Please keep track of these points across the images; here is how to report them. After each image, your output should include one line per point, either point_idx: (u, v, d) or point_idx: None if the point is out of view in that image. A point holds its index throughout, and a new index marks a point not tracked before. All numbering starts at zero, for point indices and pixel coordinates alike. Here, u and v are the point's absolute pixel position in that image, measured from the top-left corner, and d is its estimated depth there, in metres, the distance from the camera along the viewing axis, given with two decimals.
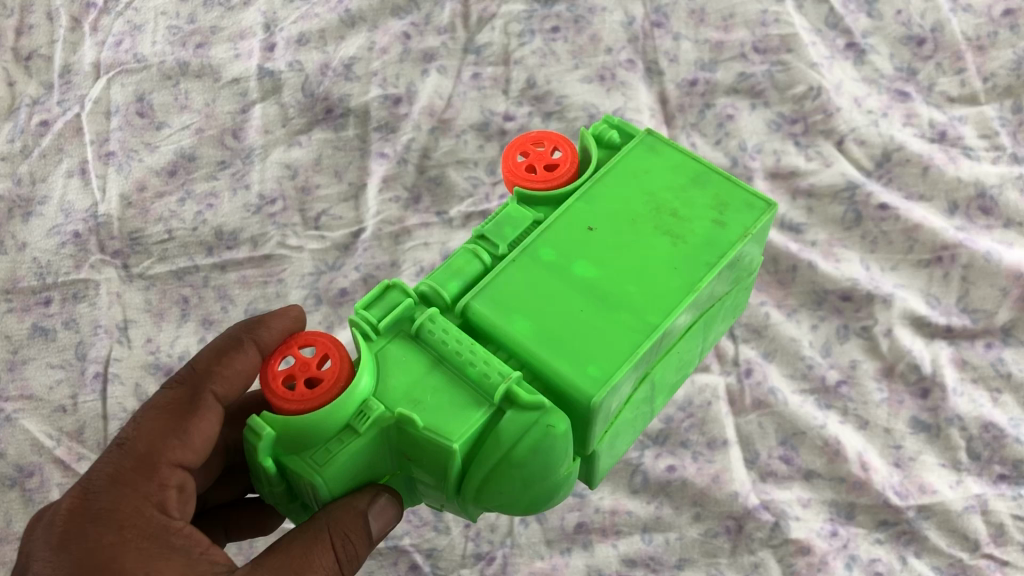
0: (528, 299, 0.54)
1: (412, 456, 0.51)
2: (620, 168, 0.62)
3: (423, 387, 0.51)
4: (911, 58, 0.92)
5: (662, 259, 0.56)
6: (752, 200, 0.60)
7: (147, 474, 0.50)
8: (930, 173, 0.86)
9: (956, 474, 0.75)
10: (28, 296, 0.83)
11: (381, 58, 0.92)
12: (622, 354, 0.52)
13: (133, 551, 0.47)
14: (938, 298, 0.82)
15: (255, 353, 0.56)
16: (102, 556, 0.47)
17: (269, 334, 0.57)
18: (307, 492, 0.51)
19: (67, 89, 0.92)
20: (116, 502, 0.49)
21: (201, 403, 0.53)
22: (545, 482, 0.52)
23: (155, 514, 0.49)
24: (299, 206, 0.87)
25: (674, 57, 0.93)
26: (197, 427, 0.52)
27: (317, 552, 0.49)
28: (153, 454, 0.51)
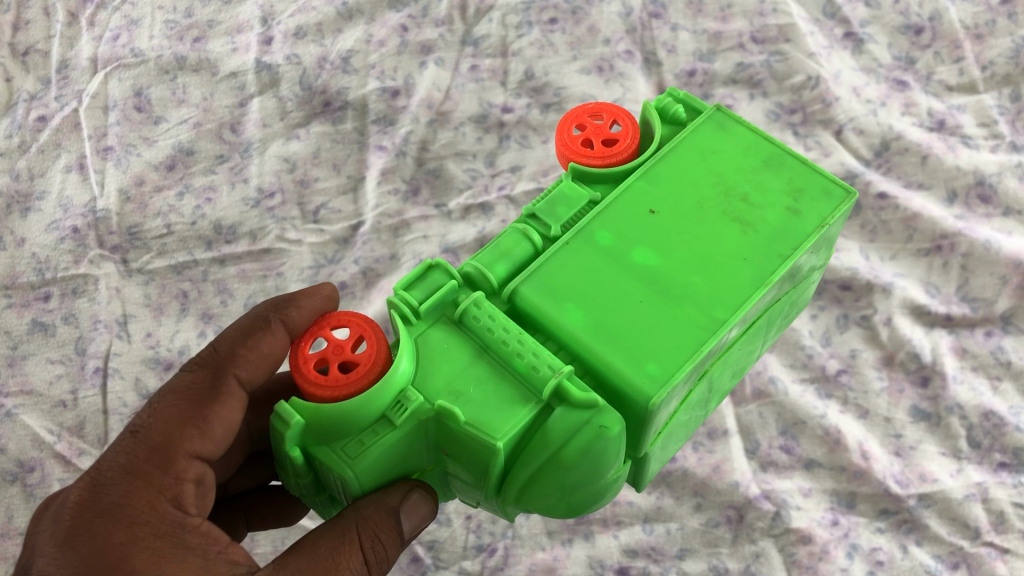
0: (584, 287, 0.54)
1: (451, 450, 0.51)
2: (686, 146, 0.61)
3: (468, 379, 0.50)
4: (909, 47, 0.92)
5: (729, 249, 0.56)
6: (829, 187, 0.59)
7: (163, 465, 0.50)
8: (929, 162, 0.85)
9: (957, 462, 0.75)
10: (27, 291, 0.83)
11: (378, 51, 0.92)
12: (682, 352, 0.51)
13: (145, 551, 0.47)
14: (938, 287, 0.81)
15: (281, 336, 0.56)
16: (113, 555, 0.46)
17: (297, 315, 0.57)
18: (336, 484, 0.51)
19: (65, 84, 0.91)
20: (128, 497, 0.48)
21: (224, 388, 0.53)
22: (592, 486, 0.51)
23: (169, 510, 0.49)
24: (297, 200, 0.87)
25: (672, 47, 0.92)
26: (219, 415, 0.52)
27: (345, 552, 0.49)
28: (170, 444, 0.50)
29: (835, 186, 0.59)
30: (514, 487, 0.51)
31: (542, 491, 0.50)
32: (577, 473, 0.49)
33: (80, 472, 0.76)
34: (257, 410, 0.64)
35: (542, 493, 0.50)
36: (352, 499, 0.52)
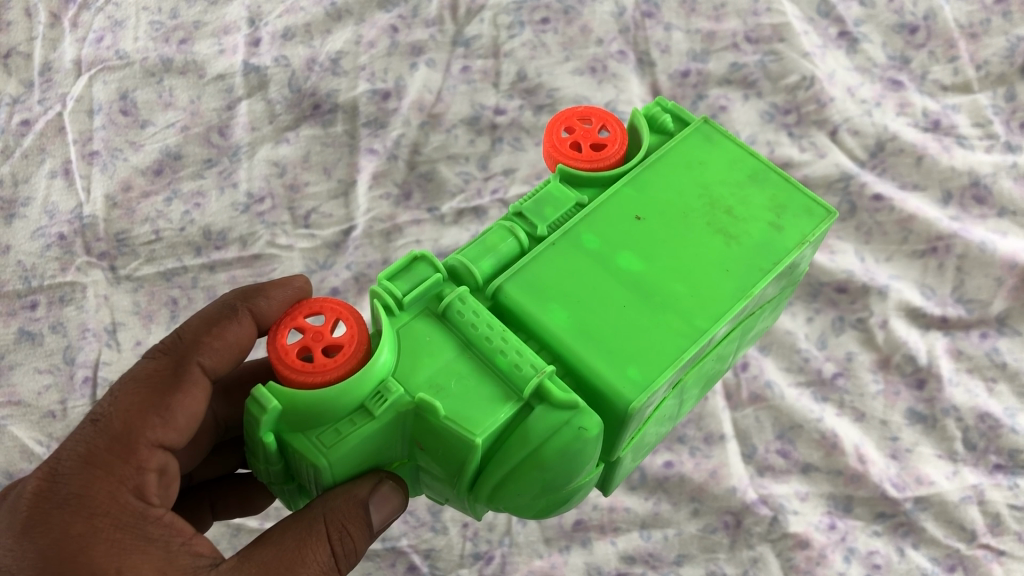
0: (568, 288, 0.53)
1: (428, 444, 0.50)
2: (673, 156, 0.60)
3: (448, 370, 0.49)
4: (904, 47, 0.91)
5: (712, 259, 0.55)
6: (811, 206, 0.59)
7: (124, 455, 0.48)
8: (924, 163, 0.85)
9: (953, 465, 0.75)
10: (13, 300, 0.82)
11: (368, 52, 0.90)
12: (663, 359, 0.51)
13: (104, 544, 0.46)
14: (933, 289, 0.81)
15: (243, 323, 0.55)
16: (71, 548, 0.45)
17: (265, 302, 0.56)
18: (307, 473, 0.49)
19: (48, 87, 0.90)
20: (87, 487, 0.47)
21: (185, 377, 0.51)
22: (563, 486, 0.50)
23: (130, 497, 0.47)
24: (288, 204, 0.86)
25: (665, 47, 0.91)
26: (180, 404, 0.50)
27: (310, 546, 0.48)
28: (131, 433, 0.49)
29: (816, 206, 0.59)
30: (488, 481, 0.50)
31: (517, 490, 0.50)
32: (553, 473, 0.49)
33: None
34: (229, 398, 0.63)
35: (516, 490, 0.50)
36: (322, 489, 0.50)
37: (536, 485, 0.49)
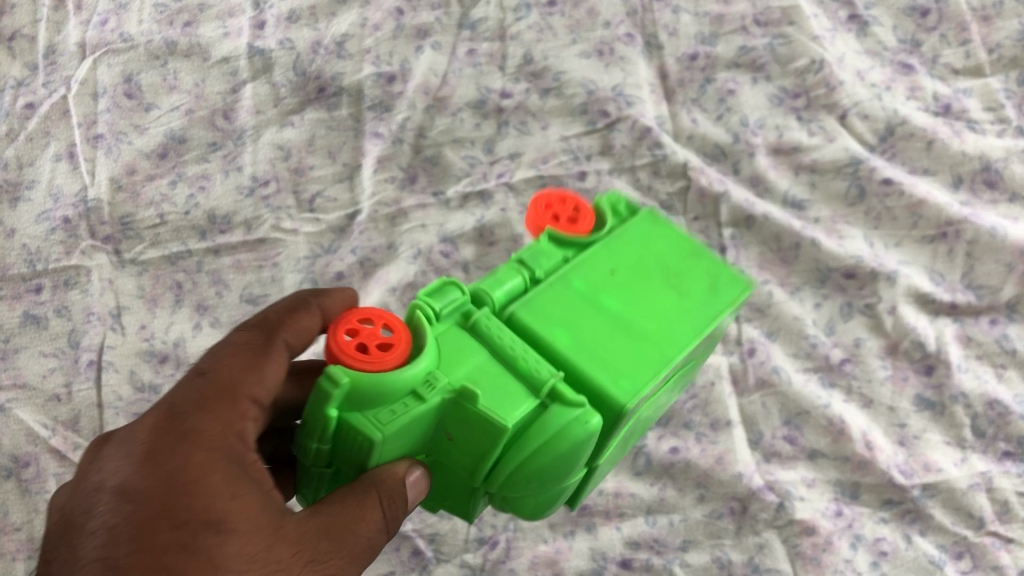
0: (560, 315, 0.54)
1: (461, 433, 0.50)
2: (626, 230, 0.61)
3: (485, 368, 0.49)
4: (915, 30, 0.89)
5: (671, 309, 0.57)
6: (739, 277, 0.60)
7: (229, 402, 0.49)
8: (934, 148, 0.84)
9: (961, 452, 0.75)
10: (18, 283, 0.82)
11: (373, 35, 0.89)
12: (651, 375, 0.52)
13: (218, 475, 0.45)
14: (943, 274, 0.81)
15: (317, 320, 0.56)
16: (188, 474, 0.44)
17: (331, 306, 0.58)
18: (354, 454, 0.49)
19: (53, 70, 0.89)
20: (201, 424, 0.47)
21: (269, 352, 0.52)
22: (561, 481, 0.52)
23: (233, 448, 0.47)
24: (293, 188, 0.86)
25: (673, 30, 0.90)
26: (271, 370, 0.51)
27: (368, 503, 0.48)
28: (236, 385, 0.49)
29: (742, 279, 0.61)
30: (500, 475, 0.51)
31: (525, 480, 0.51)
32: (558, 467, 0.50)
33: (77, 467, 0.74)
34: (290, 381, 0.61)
35: (526, 484, 0.51)
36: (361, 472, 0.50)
37: (541, 480, 0.51)
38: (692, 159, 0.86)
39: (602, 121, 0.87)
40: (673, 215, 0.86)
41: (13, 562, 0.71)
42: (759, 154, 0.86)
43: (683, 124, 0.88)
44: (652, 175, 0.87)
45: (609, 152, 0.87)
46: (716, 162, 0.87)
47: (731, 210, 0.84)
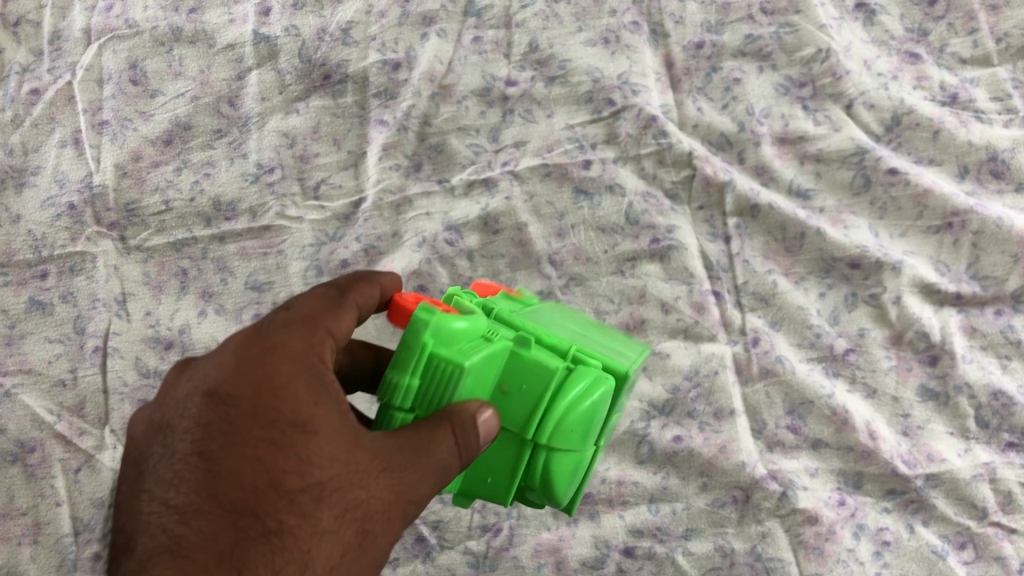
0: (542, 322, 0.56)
1: (517, 383, 0.50)
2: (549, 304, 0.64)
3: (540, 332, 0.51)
4: (922, 19, 0.87)
5: (611, 337, 0.60)
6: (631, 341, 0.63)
7: (313, 328, 0.46)
8: (941, 138, 0.83)
9: (965, 443, 0.75)
10: (24, 269, 0.83)
11: (378, 22, 0.88)
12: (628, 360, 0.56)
13: (303, 388, 0.43)
14: (948, 265, 0.80)
15: (378, 290, 0.53)
16: (265, 388, 0.42)
17: (387, 280, 0.55)
18: (437, 395, 0.47)
19: (58, 56, 0.89)
20: (290, 339, 0.45)
21: (343, 308, 0.49)
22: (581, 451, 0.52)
23: (315, 366, 0.44)
24: (297, 175, 0.86)
25: (679, 18, 0.88)
26: (347, 315, 0.49)
27: (439, 432, 0.45)
28: (315, 320, 0.47)
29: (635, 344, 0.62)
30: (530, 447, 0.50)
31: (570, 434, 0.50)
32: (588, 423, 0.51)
33: (80, 452, 0.77)
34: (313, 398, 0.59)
35: (552, 459, 0.51)
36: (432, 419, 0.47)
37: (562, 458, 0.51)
38: (697, 148, 0.85)
39: (608, 109, 0.86)
40: (678, 205, 0.84)
41: (19, 546, 0.75)
42: (765, 143, 0.85)
43: (689, 112, 0.87)
44: (657, 165, 0.85)
45: (615, 141, 0.86)
46: (721, 150, 0.86)
47: (735, 198, 0.83)
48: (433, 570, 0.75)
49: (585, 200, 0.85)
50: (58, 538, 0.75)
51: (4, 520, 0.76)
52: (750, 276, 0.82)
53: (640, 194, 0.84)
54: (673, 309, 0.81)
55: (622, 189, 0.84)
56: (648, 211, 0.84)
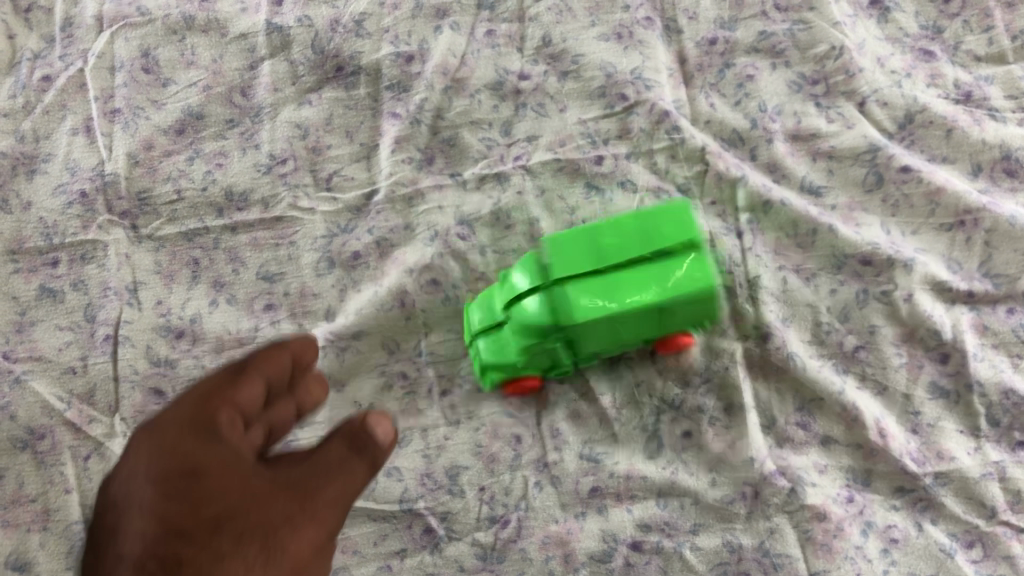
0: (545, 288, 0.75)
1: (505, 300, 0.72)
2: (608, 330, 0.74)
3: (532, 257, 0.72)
4: (937, 16, 0.88)
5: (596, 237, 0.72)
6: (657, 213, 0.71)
7: (205, 408, 0.47)
8: (954, 136, 0.83)
9: (974, 441, 0.75)
10: (35, 256, 0.83)
11: (392, 14, 0.89)
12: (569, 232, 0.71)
13: (198, 474, 0.44)
14: (960, 263, 0.80)
15: (289, 354, 0.54)
16: (160, 484, 0.43)
17: (296, 343, 0.55)
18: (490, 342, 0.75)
19: (70, 44, 0.89)
20: (180, 426, 0.46)
21: (246, 377, 0.50)
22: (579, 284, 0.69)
23: (210, 448, 0.45)
24: (310, 166, 0.86)
25: (693, 14, 0.89)
26: (245, 390, 0.49)
27: (333, 440, 0.49)
28: (208, 398, 0.48)
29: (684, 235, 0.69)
30: (579, 332, 0.70)
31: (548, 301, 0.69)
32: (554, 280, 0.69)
33: (91, 439, 0.77)
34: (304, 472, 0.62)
35: (596, 325, 0.69)
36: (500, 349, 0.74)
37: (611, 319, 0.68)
38: (710, 144, 0.85)
39: (620, 104, 0.86)
40: (690, 200, 0.84)
41: (28, 533, 0.75)
42: (777, 139, 0.85)
43: (701, 108, 0.87)
44: (670, 159, 0.85)
45: (627, 137, 0.86)
46: (733, 146, 0.85)
47: (747, 194, 0.83)
48: (441, 561, 0.75)
49: (596, 195, 0.84)
50: (66, 525, 0.75)
51: (11, 508, 0.76)
52: (760, 269, 0.81)
53: (653, 189, 0.84)
54: None
55: (634, 185, 0.84)
56: (659, 206, 0.83)
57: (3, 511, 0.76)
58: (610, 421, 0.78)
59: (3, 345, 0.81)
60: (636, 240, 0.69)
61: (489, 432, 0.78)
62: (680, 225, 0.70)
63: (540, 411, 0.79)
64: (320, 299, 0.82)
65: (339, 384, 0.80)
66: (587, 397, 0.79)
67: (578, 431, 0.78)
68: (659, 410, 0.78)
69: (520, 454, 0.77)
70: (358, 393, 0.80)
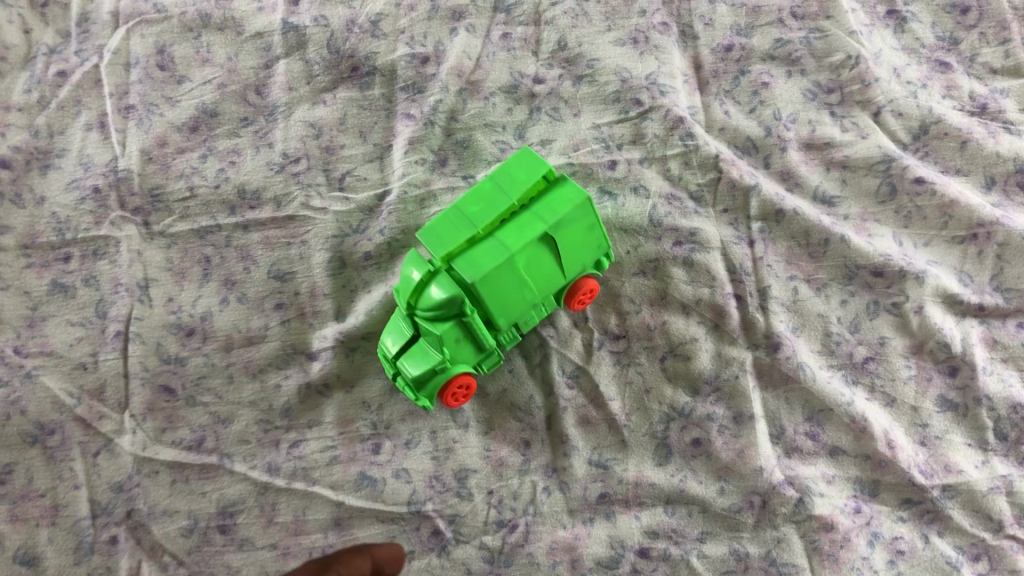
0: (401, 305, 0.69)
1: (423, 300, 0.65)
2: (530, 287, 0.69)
3: (413, 270, 0.66)
4: (954, 27, 0.88)
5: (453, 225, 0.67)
6: (515, 166, 0.69)
7: None
8: (968, 148, 0.83)
9: (982, 454, 0.75)
10: (47, 251, 0.82)
11: (409, 15, 0.89)
12: (469, 207, 0.67)
13: None
14: (971, 276, 0.80)
15: (370, 560, 0.71)
16: None
17: (383, 552, 0.72)
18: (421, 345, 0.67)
19: (85, 39, 0.89)
20: None
21: None
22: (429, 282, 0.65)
23: None
24: (323, 166, 0.86)
25: (709, 20, 0.89)
26: None
27: None
28: None
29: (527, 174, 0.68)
30: (491, 297, 0.66)
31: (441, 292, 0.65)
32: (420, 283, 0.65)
33: (101, 436, 0.78)
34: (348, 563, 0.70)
35: (503, 280, 0.66)
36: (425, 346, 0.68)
37: (516, 263, 0.66)
38: (723, 152, 0.85)
39: (635, 109, 0.86)
40: (702, 207, 0.84)
41: (36, 528, 0.75)
42: (791, 148, 0.85)
43: (716, 115, 0.86)
44: (683, 166, 0.85)
45: (641, 142, 0.86)
46: (746, 154, 0.85)
47: (760, 203, 0.83)
48: (448, 563, 0.75)
49: (608, 200, 0.85)
50: (74, 521, 0.75)
51: (20, 503, 0.75)
52: (771, 279, 0.81)
53: (664, 196, 0.84)
54: (694, 312, 0.80)
55: (645, 191, 0.85)
56: (671, 213, 0.83)
57: (11, 506, 0.75)
58: (620, 427, 0.78)
59: (12, 340, 0.80)
60: (504, 186, 0.67)
61: (498, 435, 0.79)
62: (530, 166, 0.68)
63: (549, 416, 0.80)
64: (331, 299, 0.82)
65: (349, 384, 0.81)
66: (596, 403, 0.79)
67: (587, 437, 0.79)
68: (668, 418, 0.78)
69: (529, 459, 0.78)
70: (367, 393, 0.80)
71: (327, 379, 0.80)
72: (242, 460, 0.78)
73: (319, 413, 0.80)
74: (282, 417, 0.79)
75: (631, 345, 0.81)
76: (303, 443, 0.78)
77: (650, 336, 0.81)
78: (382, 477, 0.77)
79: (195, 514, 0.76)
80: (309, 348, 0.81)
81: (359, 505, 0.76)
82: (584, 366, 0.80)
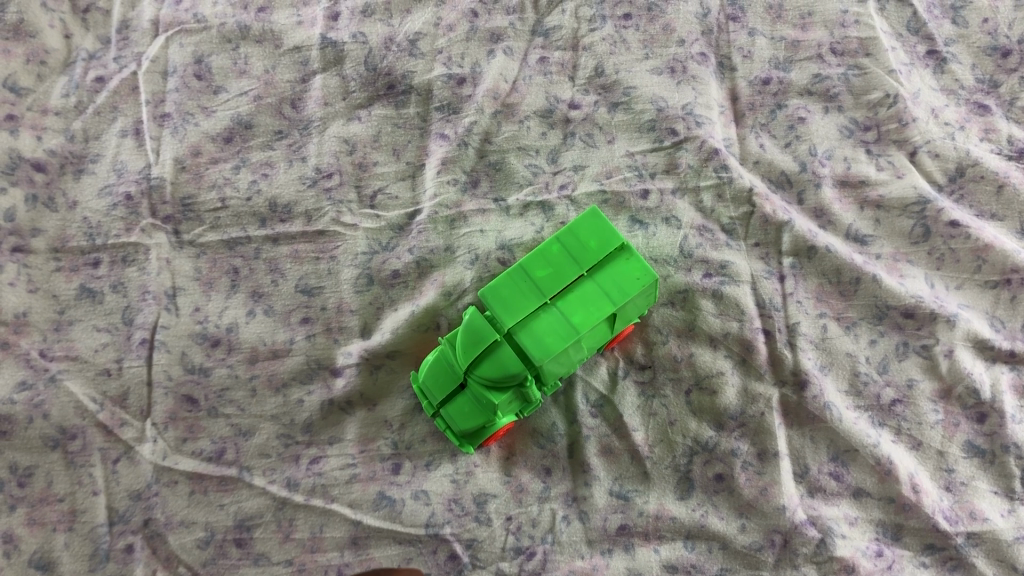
0: (450, 344, 0.73)
1: (482, 364, 0.69)
2: (582, 356, 0.73)
3: (475, 320, 0.70)
4: (994, 70, 0.87)
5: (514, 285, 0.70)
6: (584, 228, 0.71)
7: None
8: (1005, 193, 0.82)
9: (1009, 503, 0.74)
10: (77, 256, 0.82)
11: (447, 35, 0.90)
12: (535, 279, 0.70)
13: None
14: (1003, 321, 0.79)
15: None
16: None
17: None
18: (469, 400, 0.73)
19: (125, 45, 0.90)
20: None
21: None
22: (495, 352, 0.69)
23: None
24: (355, 182, 0.86)
25: (748, 53, 0.89)
26: None
27: None
28: None
29: (599, 246, 0.70)
30: (549, 368, 0.70)
31: (503, 362, 0.68)
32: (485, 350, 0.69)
33: (121, 442, 0.78)
34: None
35: (564, 354, 0.69)
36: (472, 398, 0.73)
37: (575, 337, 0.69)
38: (757, 185, 0.84)
39: (670, 139, 0.86)
40: (734, 239, 0.83)
41: (53, 533, 0.75)
42: (825, 185, 0.84)
43: (751, 148, 0.86)
44: (716, 199, 0.85)
45: (674, 172, 0.85)
46: (780, 189, 0.85)
47: (792, 238, 0.82)
48: None
49: (639, 229, 0.84)
50: (91, 528, 0.75)
51: (38, 507, 0.75)
52: (800, 315, 0.80)
53: (696, 227, 0.84)
54: (721, 345, 0.80)
55: (677, 221, 0.84)
56: (702, 244, 0.83)
57: (29, 509, 0.75)
58: (642, 458, 0.78)
59: (39, 343, 0.80)
60: (573, 253, 0.70)
61: (519, 460, 0.79)
62: (600, 235, 0.71)
63: (571, 444, 0.79)
64: (357, 315, 0.82)
65: (372, 402, 0.81)
66: (619, 432, 0.79)
67: (609, 467, 0.78)
68: (692, 452, 0.77)
69: (549, 486, 0.78)
70: (389, 412, 0.80)
71: (350, 397, 0.80)
72: (261, 474, 0.78)
73: (341, 430, 0.79)
74: (303, 433, 0.79)
75: (657, 375, 0.80)
76: (323, 460, 0.78)
77: (676, 367, 0.80)
78: (401, 498, 0.77)
79: (211, 526, 0.76)
80: (333, 363, 0.81)
81: (377, 525, 0.76)
82: (608, 396, 0.80)
